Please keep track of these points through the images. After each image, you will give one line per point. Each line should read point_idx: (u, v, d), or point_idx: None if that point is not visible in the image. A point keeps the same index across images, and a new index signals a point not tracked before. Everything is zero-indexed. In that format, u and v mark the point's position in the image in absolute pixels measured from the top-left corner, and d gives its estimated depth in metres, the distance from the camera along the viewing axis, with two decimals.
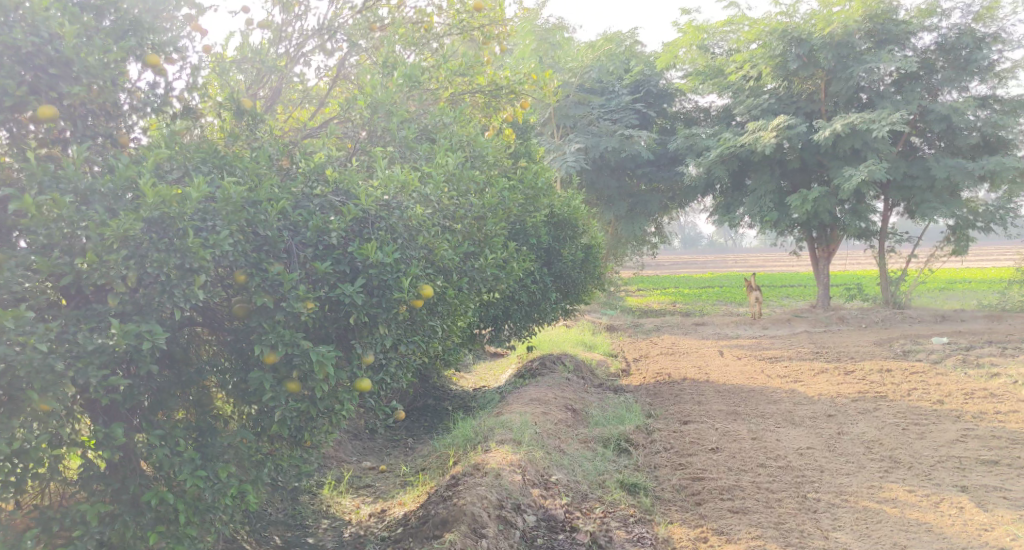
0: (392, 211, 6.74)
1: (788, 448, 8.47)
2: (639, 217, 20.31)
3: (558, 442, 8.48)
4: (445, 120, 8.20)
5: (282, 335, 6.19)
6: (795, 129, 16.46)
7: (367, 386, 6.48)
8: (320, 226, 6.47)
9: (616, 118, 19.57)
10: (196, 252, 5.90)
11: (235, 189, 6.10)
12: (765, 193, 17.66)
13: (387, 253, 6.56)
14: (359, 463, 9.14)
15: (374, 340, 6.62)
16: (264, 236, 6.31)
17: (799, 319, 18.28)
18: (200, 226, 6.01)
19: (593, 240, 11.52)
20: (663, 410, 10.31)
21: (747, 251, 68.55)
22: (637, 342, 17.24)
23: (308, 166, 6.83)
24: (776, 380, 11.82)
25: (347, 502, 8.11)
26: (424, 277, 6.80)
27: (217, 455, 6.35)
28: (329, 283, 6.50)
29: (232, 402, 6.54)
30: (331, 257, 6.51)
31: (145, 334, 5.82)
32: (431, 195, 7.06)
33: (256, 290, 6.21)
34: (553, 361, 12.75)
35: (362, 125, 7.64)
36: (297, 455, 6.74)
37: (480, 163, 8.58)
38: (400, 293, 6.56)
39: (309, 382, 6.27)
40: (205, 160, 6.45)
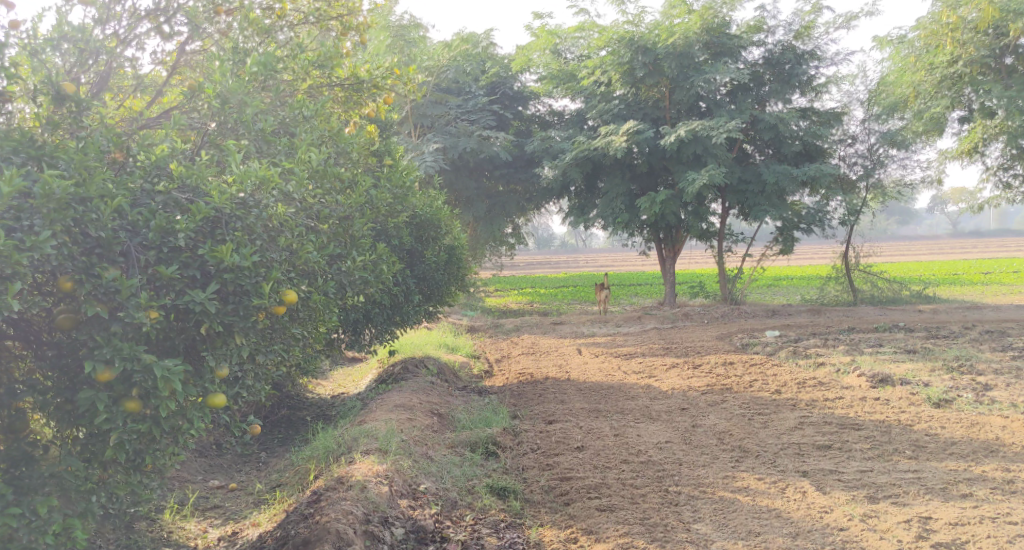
0: (250, 210, 6.68)
1: (649, 443, 8.83)
2: (499, 217, 20.81)
3: (426, 449, 8.58)
4: (304, 113, 8.07)
5: (116, 347, 6.10)
6: (644, 134, 16.98)
7: (221, 403, 6.49)
8: (163, 226, 6.35)
9: (474, 119, 19.84)
10: (9, 256, 5.78)
11: (56, 184, 5.98)
12: (615, 196, 18.15)
13: (244, 256, 6.50)
14: (206, 482, 8.97)
15: (227, 352, 6.64)
16: (95, 238, 6.18)
17: (648, 316, 18.95)
18: (13, 225, 5.92)
19: (456, 240, 11.66)
20: (528, 411, 10.56)
21: (602, 249, 70.15)
22: (496, 343, 17.51)
23: (149, 159, 6.63)
24: (632, 376, 12.26)
25: (192, 526, 7.97)
26: (287, 282, 6.85)
27: (36, 488, 6.21)
28: (173, 291, 6.40)
29: (56, 427, 6.38)
30: (178, 261, 6.40)
31: None
32: (292, 192, 7.11)
33: (84, 298, 6.12)
34: (416, 364, 12.84)
35: (211, 116, 7.51)
36: (133, 483, 6.59)
37: (345, 159, 8.62)
38: (261, 299, 6.57)
39: (152, 401, 6.18)
40: (16, 150, 6.22)
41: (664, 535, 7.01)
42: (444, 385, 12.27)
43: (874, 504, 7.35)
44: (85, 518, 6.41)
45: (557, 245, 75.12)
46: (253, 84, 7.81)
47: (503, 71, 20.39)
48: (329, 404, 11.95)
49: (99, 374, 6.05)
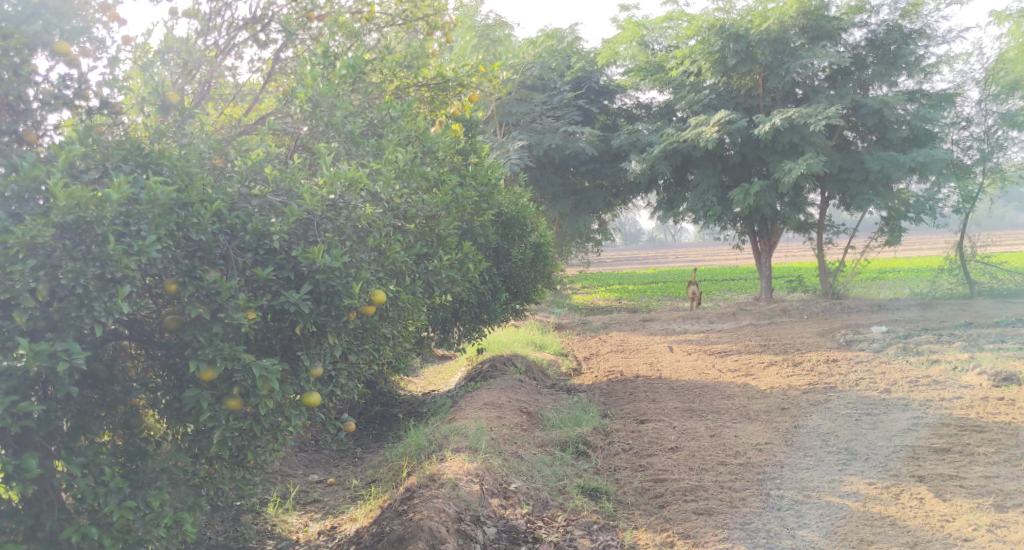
0: (340, 212, 6.39)
1: (747, 444, 8.42)
2: (584, 213, 20.37)
3: (515, 447, 8.33)
4: (392, 113, 7.82)
5: (219, 348, 5.95)
6: (736, 124, 16.49)
7: (315, 402, 6.29)
8: (259, 229, 6.16)
9: (559, 115, 19.56)
10: (118, 261, 5.65)
11: (161, 189, 5.81)
12: (707, 188, 17.70)
13: (335, 257, 6.25)
14: (305, 477, 8.89)
15: (320, 351, 6.42)
16: (199, 241, 6.03)
17: (743, 312, 18.40)
18: (123, 231, 5.75)
19: (542, 237, 11.40)
20: (618, 410, 10.23)
21: (690, 246, 69.12)
22: (586, 341, 17.18)
23: (245, 163, 6.43)
24: (728, 375, 11.83)
25: (293, 520, 7.89)
26: (376, 281, 6.52)
27: (148, 482, 6.09)
28: (270, 291, 6.20)
29: (166, 423, 6.26)
30: (273, 262, 6.21)
31: (61, 353, 5.57)
32: (380, 192, 6.62)
33: (189, 301, 5.96)
34: (504, 363, 12.62)
35: (304, 120, 7.33)
36: (238, 477, 6.54)
37: (430, 159, 8.19)
38: (351, 299, 6.29)
39: (251, 399, 6.03)
40: (125, 158, 6.05)
41: (767, 541, 6.62)
42: (532, 383, 12.01)
43: (1002, 513, 6.84)
44: (195, 511, 6.36)
45: (643, 241, 74.34)
46: (344, 88, 7.62)
47: (589, 65, 20.09)
48: (420, 401, 11.81)
49: (202, 373, 5.93)
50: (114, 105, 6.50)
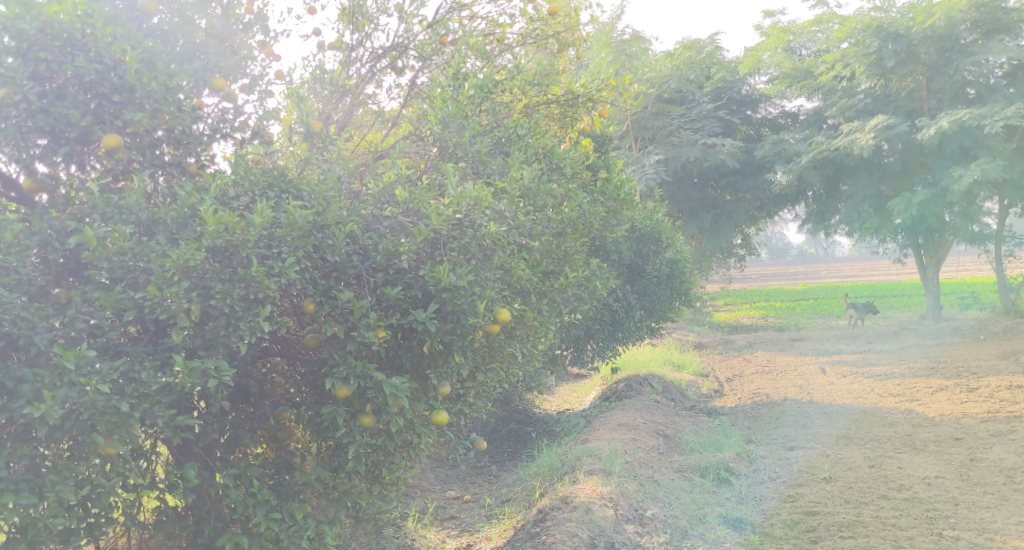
0: (466, 229, 6.11)
1: (913, 478, 7.78)
2: (725, 228, 19.65)
3: (651, 471, 7.92)
4: (520, 131, 7.51)
5: (353, 366, 5.75)
6: (895, 129, 15.58)
7: (445, 420, 5.96)
8: (389, 249, 5.88)
9: (698, 128, 18.95)
10: (261, 282, 5.45)
11: (300, 213, 5.64)
12: (863, 199, 16.93)
13: (460, 275, 5.93)
14: (444, 493, 8.72)
15: (450, 369, 6.06)
16: (333, 262, 5.86)
17: (907, 332, 17.44)
18: (265, 254, 5.61)
19: (679, 253, 10.91)
20: (764, 435, 9.68)
21: (842, 260, 66.51)
22: (728, 361, 16.56)
23: (377, 186, 6.17)
24: (890, 400, 11.08)
25: (432, 534, 7.71)
26: (501, 300, 6.17)
27: (293, 494, 5.99)
28: (400, 310, 5.97)
29: (308, 436, 6.11)
30: (402, 281, 5.93)
31: (212, 370, 5.40)
32: (504, 210, 6.26)
33: (324, 320, 5.82)
34: (640, 383, 12.20)
35: (433, 142, 7.16)
36: (376, 493, 6.30)
37: (557, 176, 7.70)
38: (476, 317, 5.96)
39: (383, 416, 5.82)
40: (271, 185, 5.99)
41: None
42: (669, 404, 11.57)
43: None
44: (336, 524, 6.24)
45: (790, 255, 72.02)
46: (473, 108, 7.37)
47: (730, 75, 19.52)
48: (557, 419, 11.50)
49: (337, 391, 5.73)
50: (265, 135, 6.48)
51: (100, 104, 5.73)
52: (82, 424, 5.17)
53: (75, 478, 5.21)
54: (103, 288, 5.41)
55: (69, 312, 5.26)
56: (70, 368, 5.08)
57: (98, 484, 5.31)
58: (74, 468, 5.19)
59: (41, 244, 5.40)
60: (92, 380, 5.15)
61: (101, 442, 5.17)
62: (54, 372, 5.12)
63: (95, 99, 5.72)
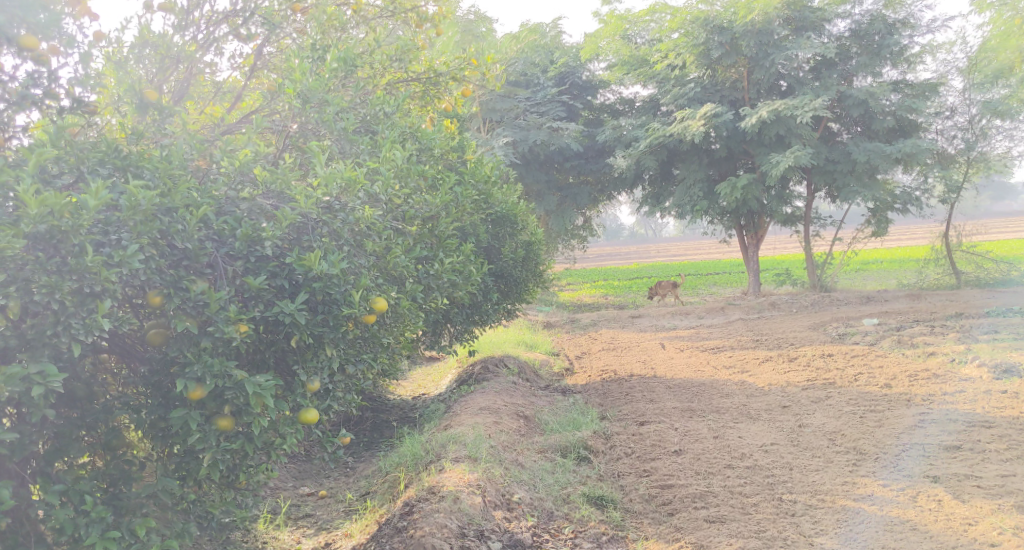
0: (336, 214, 6.14)
1: (752, 446, 8.19)
2: (569, 210, 20.10)
3: (516, 455, 8.05)
4: (386, 109, 7.58)
5: (207, 363, 5.59)
6: (722, 118, 16.27)
7: (313, 419, 5.89)
8: (250, 234, 5.82)
9: (544, 111, 19.31)
10: (98, 272, 5.27)
11: (143, 194, 5.42)
12: (693, 182, 17.57)
13: (332, 262, 5.94)
14: (297, 490, 8.62)
15: (320, 365, 6.04)
16: (182, 249, 5.66)
17: (732, 307, 18.19)
18: (102, 240, 5.37)
19: (534, 235, 11.12)
20: (616, 411, 9.99)
21: (674, 238, 68.89)
22: (575, 339, 16.95)
23: (232, 165, 6.04)
24: (723, 372, 11.64)
25: (286, 536, 7.55)
26: (375, 289, 6.18)
27: (134, 508, 5.75)
28: (262, 303, 5.85)
29: (154, 443, 5.91)
30: (264, 271, 5.88)
31: (35, 376, 5.19)
32: (378, 193, 6.46)
33: (177, 313, 5.60)
34: (496, 364, 12.39)
35: (293, 117, 6.98)
36: (230, 500, 6.18)
37: (427, 157, 8.00)
38: (351, 308, 5.97)
39: (244, 418, 5.68)
40: (103, 161, 5.69)
41: None
42: (525, 384, 11.84)
43: None
44: (184, 537, 6.01)
45: (627, 235, 74.00)
46: (336, 81, 7.30)
47: (571, 61, 19.80)
48: (412, 405, 11.55)
49: (191, 393, 5.55)
50: (89, 104, 6.18)
51: None
52: None
53: None
54: None
55: None
56: None
57: None
58: None
59: None
60: None
61: None
62: None
63: None
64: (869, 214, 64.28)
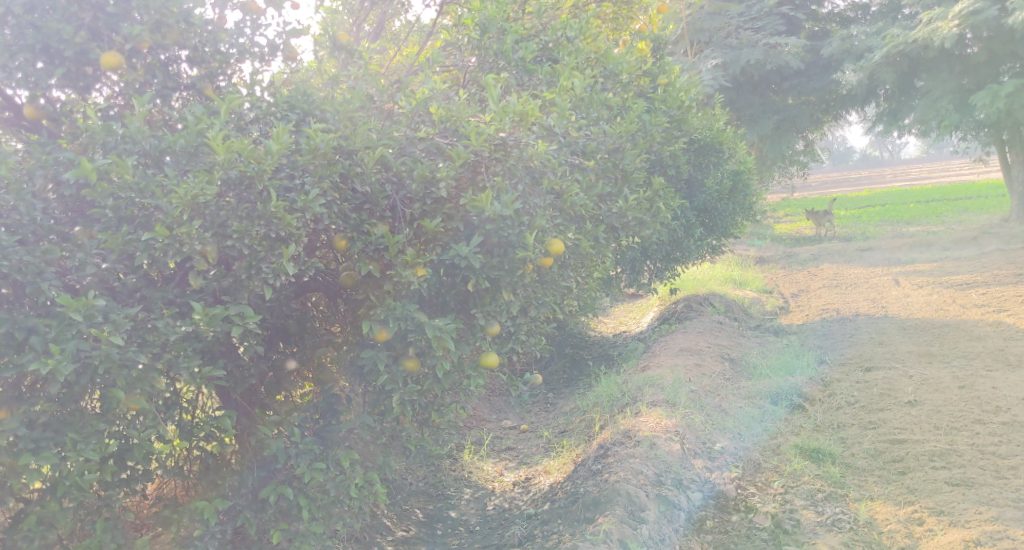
0: (511, 152, 5.45)
1: (1009, 399, 7.17)
2: (788, 135, 19.04)
3: (719, 400, 7.41)
4: (568, 34, 6.85)
5: (389, 306, 5.21)
6: (980, 15, 14.25)
7: (495, 364, 5.50)
8: (426, 175, 5.30)
9: (760, 27, 18.09)
10: (283, 219, 4.91)
11: (321, 137, 5.06)
12: (942, 94, 15.73)
13: (506, 204, 5.30)
14: (500, 422, 8.32)
15: (498, 308, 5.54)
16: (366, 193, 5.25)
17: (987, 237, 16.55)
18: (288, 185, 5.03)
19: (741, 164, 10.28)
20: (837, 354, 9.16)
21: (902, 165, 64.76)
22: (793, 275, 15.88)
23: (411, 103, 5.59)
24: (975, 311, 10.45)
25: (489, 467, 7.30)
26: (553, 230, 5.60)
27: (339, 442, 5.52)
28: (441, 245, 5.35)
29: (348, 382, 5.64)
30: (441, 212, 5.34)
31: (235, 318, 4.92)
32: (555, 127, 5.79)
33: (358, 258, 5.23)
34: (700, 303, 11.77)
35: (472, 50, 6.58)
36: (426, 439, 5.91)
37: (613, 84, 7.16)
38: (526, 250, 5.38)
39: (429, 361, 5.30)
40: (292, 106, 5.36)
41: None
42: (733, 323, 11.12)
43: None
44: (385, 470, 5.76)
45: (853, 161, 70.10)
46: (515, 8, 6.96)
47: None
48: (611, 343, 11.10)
49: (377, 334, 5.16)
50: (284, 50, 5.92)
51: (94, 17, 5.12)
52: (98, 376, 4.67)
53: (99, 436, 4.74)
54: (108, 228, 4.83)
55: (76, 258, 4.72)
56: (79, 319, 4.54)
57: (128, 436, 4.84)
58: (96, 426, 4.72)
59: (47, 178, 4.82)
60: (104, 331, 4.60)
61: (122, 398, 4.66)
62: (62, 323, 4.58)
63: (90, 10, 5.11)
64: None
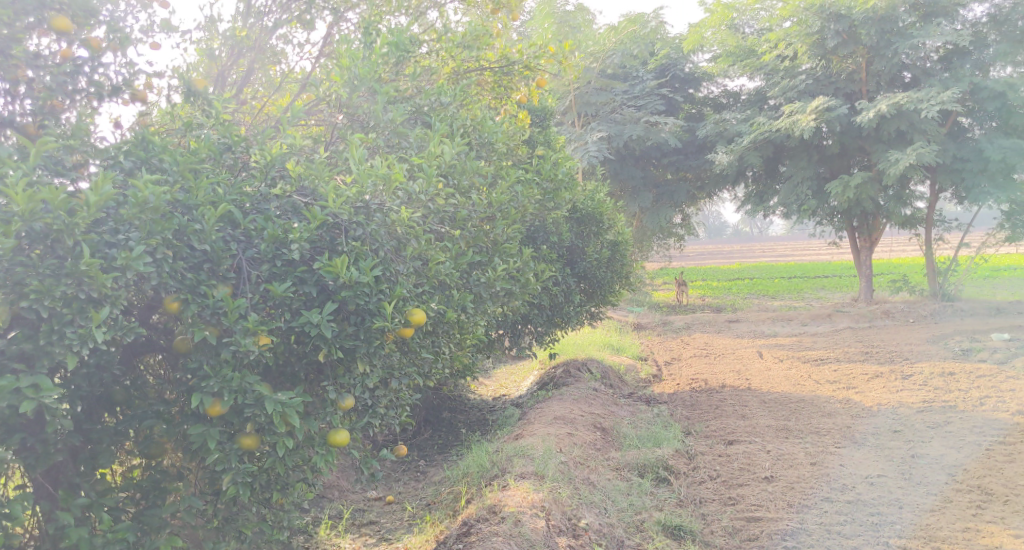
0: (373, 214, 5.64)
1: (856, 477, 7.42)
2: (665, 208, 19.21)
3: (587, 471, 7.36)
4: (443, 99, 6.94)
5: (225, 378, 5.16)
6: (835, 112, 15.58)
7: (343, 442, 5.45)
8: (276, 235, 5.40)
9: (641, 105, 18.56)
10: (95, 278, 4.91)
11: (150, 190, 5.08)
12: (801, 180, 16.90)
13: (363, 270, 5.42)
14: (365, 493, 8.10)
15: (352, 382, 5.53)
16: (205, 251, 5.28)
17: (839, 315, 17.23)
18: (110, 241, 5.04)
19: (620, 234, 10.34)
20: (703, 426, 9.25)
21: (777, 238, 67.17)
22: (666, 343, 16.13)
23: (265, 158, 5.67)
24: (826, 388, 10.81)
25: (347, 543, 7.00)
26: (414, 300, 5.67)
27: (158, 527, 5.43)
28: (289, 311, 5.41)
29: (181, 454, 5.52)
30: (291, 277, 5.42)
31: (29, 390, 4.85)
32: (419, 192, 5.91)
33: (197, 323, 5.23)
34: (578, 368, 11.86)
35: (340, 109, 6.51)
36: (269, 520, 5.69)
37: (488, 152, 7.31)
38: (383, 320, 5.43)
39: (268, 437, 5.27)
40: (128, 152, 5.44)
41: None
42: (606, 390, 11.20)
43: None
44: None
45: (729, 234, 72.41)
46: (387, 68, 6.86)
47: (674, 52, 19.03)
48: (490, 408, 10.99)
49: (209, 409, 5.14)
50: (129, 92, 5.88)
51: None
52: None
53: None
54: None
55: None
56: None
57: None
58: None
59: None
60: None
61: None
62: None
63: None
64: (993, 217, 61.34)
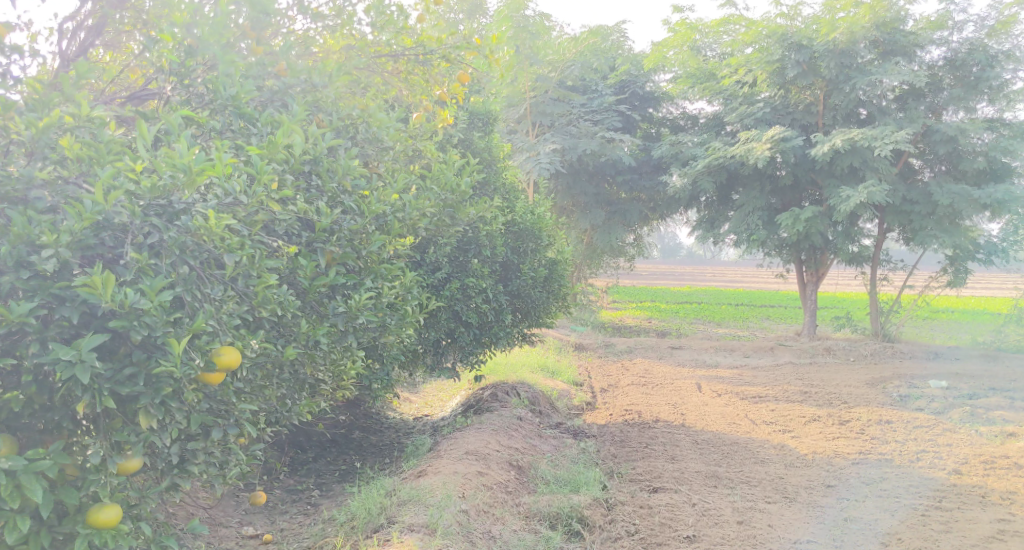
0: (171, 224, 5.08)
1: (783, 542, 6.77)
2: (617, 227, 18.68)
3: (491, 523, 6.66)
4: (314, 80, 6.50)
5: None
6: (791, 142, 15.09)
7: (108, 519, 4.95)
8: (21, 236, 4.78)
9: (597, 120, 17.85)
10: None
11: None
12: (753, 210, 16.40)
13: (148, 292, 4.89)
14: (240, 528, 7.14)
15: (133, 438, 5.03)
16: None
17: (782, 347, 16.70)
18: None
19: (561, 254, 9.61)
20: (630, 468, 8.55)
21: (733, 264, 67.04)
22: (605, 367, 15.44)
23: (31, 131, 5.11)
24: (762, 429, 10.18)
25: None
26: (223, 332, 5.17)
27: None
28: (37, 341, 4.82)
29: None
30: (43, 295, 4.80)
31: None
32: (235, 191, 5.30)
33: None
34: (506, 393, 11.06)
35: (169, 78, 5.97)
36: None
37: (376, 150, 6.86)
38: (170, 362, 4.90)
39: None
40: None
41: None
42: (533, 420, 10.38)
43: None
44: None
45: (682, 256, 72.22)
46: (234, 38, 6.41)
47: (634, 69, 18.44)
48: (409, 429, 10.23)
49: None
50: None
51: None
52: None
53: None
54: None
55: None
56: None
57: None
58: None
59: None
60: None
61: None
62: None
63: None
64: (936, 260, 61.89)
